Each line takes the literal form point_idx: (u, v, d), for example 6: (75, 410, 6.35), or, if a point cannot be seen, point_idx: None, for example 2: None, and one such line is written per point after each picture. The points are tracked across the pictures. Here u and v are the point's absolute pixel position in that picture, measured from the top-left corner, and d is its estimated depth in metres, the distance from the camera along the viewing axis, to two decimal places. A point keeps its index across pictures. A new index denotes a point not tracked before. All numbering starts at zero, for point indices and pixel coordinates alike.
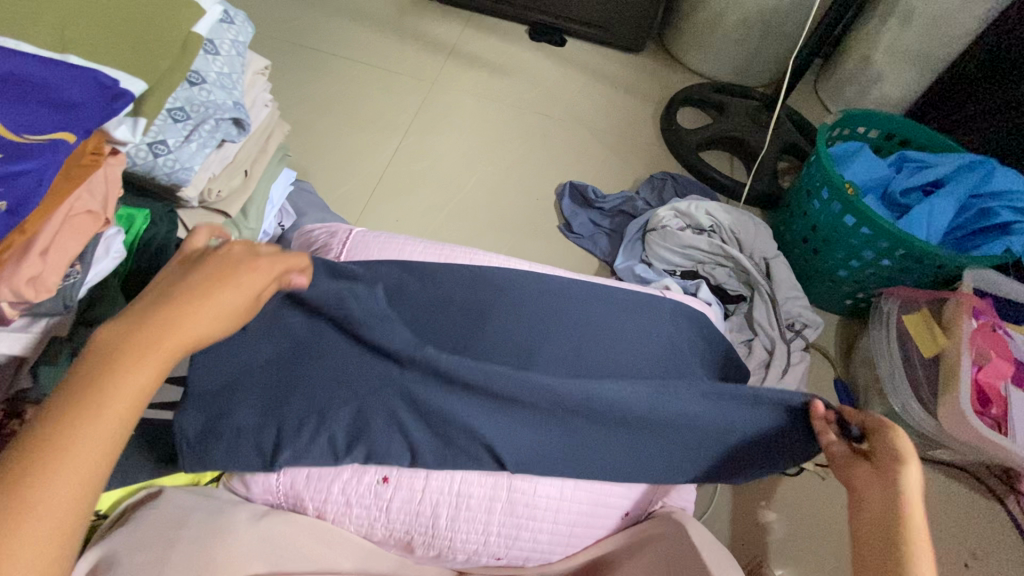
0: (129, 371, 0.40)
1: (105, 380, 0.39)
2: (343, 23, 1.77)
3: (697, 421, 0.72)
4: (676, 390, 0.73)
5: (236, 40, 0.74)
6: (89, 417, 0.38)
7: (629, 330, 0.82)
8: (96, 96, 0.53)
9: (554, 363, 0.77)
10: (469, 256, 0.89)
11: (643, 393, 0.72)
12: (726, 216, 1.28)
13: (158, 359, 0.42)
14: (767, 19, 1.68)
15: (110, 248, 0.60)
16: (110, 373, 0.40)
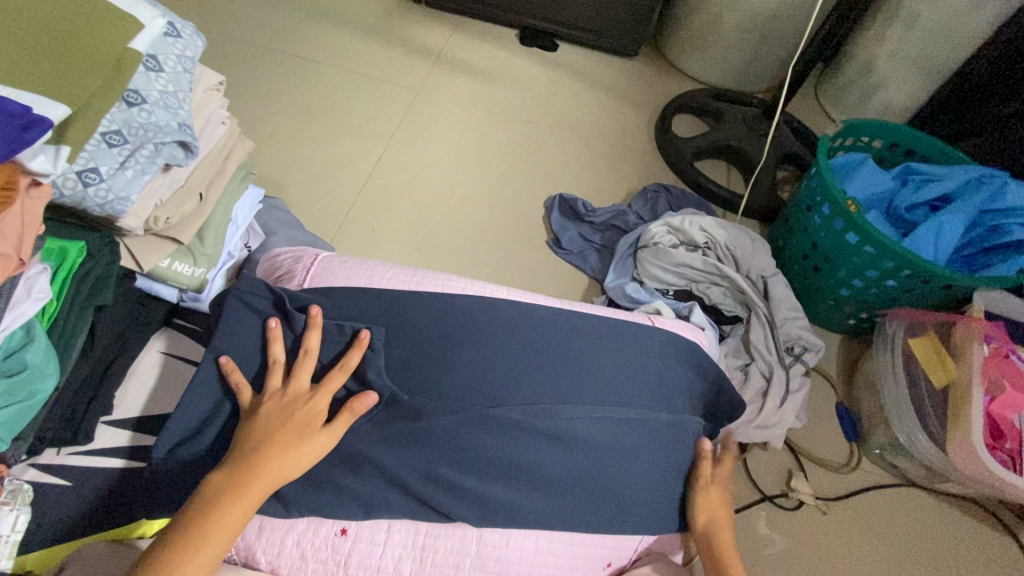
0: (229, 508, 0.58)
1: (215, 501, 0.58)
2: (326, 29, 1.71)
3: (652, 459, 0.72)
4: (639, 429, 0.72)
5: (183, 55, 0.68)
6: (200, 544, 0.56)
7: (613, 363, 0.75)
8: (3, 126, 0.47)
9: (527, 403, 0.70)
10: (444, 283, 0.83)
11: (605, 430, 0.71)
12: (722, 232, 1.22)
13: (250, 497, 0.60)
14: (765, 23, 1.62)
15: (32, 289, 0.56)
16: (218, 510, 0.58)
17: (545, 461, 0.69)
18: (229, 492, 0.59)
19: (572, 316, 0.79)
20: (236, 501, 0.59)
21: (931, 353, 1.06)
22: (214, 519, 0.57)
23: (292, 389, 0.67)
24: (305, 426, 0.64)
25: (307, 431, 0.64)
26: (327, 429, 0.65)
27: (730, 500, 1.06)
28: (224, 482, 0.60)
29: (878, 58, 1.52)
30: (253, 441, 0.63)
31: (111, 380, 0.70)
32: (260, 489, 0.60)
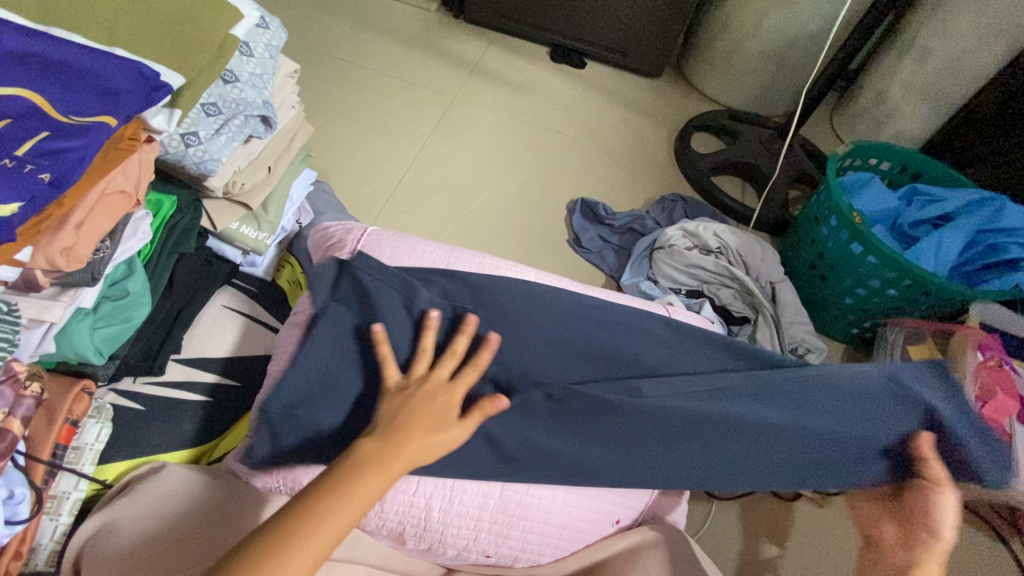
0: (368, 478, 0.56)
1: (349, 479, 0.56)
2: (372, 37, 1.84)
3: (812, 426, 0.69)
4: (771, 398, 0.70)
5: (270, 44, 0.79)
6: (337, 508, 0.54)
7: (699, 339, 0.75)
8: (137, 85, 0.56)
9: (614, 377, 0.72)
10: (481, 261, 0.92)
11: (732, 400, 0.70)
12: (734, 238, 1.30)
13: (387, 474, 0.58)
14: (784, 50, 1.72)
15: (138, 229, 0.65)
16: (359, 479, 0.56)
17: (631, 432, 0.71)
18: (376, 464, 0.57)
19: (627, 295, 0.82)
20: (377, 475, 0.57)
21: (930, 358, 1.11)
22: (354, 488, 0.56)
23: (431, 375, 0.65)
24: (441, 410, 0.62)
25: (444, 420, 0.62)
26: (461, 423, 0.63)
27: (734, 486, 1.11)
28: (368, 451, 0.59)
29: (890, 88, 1.61)
30: (393, 419, 0.61)
31: (182, 321, 0.80)
32: (398, 469, 0.58)
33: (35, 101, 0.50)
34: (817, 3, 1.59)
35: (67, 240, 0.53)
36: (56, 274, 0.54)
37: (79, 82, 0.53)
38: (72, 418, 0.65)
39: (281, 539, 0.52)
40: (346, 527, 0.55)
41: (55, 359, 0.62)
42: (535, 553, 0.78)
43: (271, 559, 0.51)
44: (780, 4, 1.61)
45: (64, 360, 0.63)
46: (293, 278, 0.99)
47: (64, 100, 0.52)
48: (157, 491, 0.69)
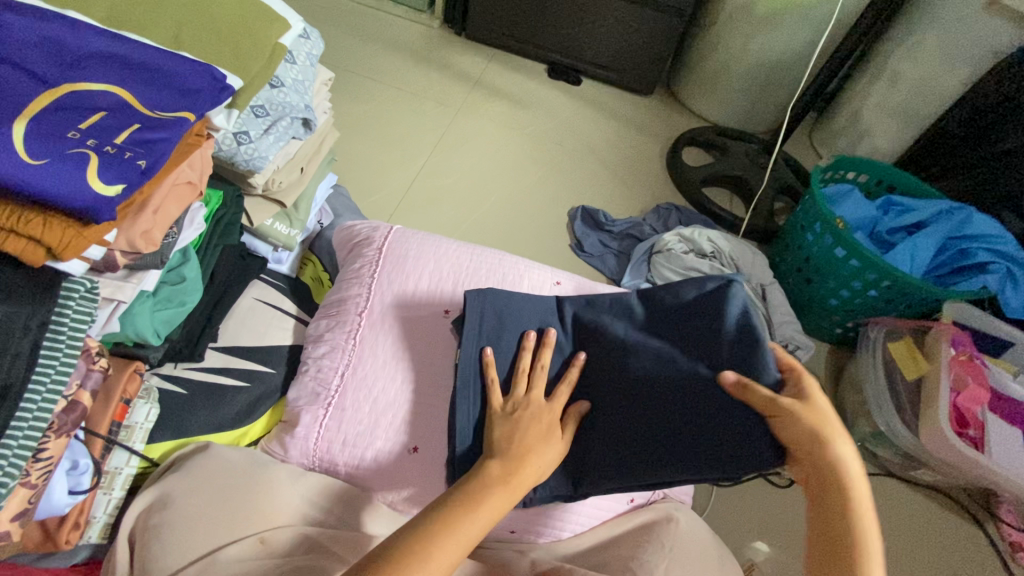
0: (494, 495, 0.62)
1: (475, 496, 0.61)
2: (378, 51, 1.92)
3: None
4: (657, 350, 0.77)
5: (310, 53, 0.85)
6: (454, 526, 0.58)
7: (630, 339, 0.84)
8: (210, 86, 0.62)
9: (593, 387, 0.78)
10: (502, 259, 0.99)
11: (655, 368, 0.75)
12: (727, 244, 1.39)
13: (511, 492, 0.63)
14: (768, 71, 1.84)
15: (194, 220, 0.69)
16: (483, 491, 0.61)
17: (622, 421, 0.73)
18: (502, 479, 0.63)
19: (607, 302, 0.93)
20: (503, 490, 0.63)
21: (908, 355, 1.21)
22: (477, 500, 0.60)
23: (533, 398, 0.73)
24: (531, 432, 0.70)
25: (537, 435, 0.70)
26: (562, 438, 0.71)
27: None
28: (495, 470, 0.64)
29: (865, 108, 1.74)
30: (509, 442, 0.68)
31: (220, 310, 0.84)
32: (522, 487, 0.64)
33: (123, 97, 0.55)
34: (799, 29, 1.71)
35: (146, 223, 0.57)
36: (132, 254, 0.59)
37: (161, 81, 0.59)
38: (126, 396, 0.69)
39: (423, 537, 0.56)
40: (465, 545, 0.58)
41: (115, 338, 0.66)
42: (556, 530, 0.82)
43: (419, 553, 0.55)
44: (765, 30, 1.73)
45: (125, 340, 0.66)
46: (316, 276, 1.08)
47: (149, 97, 0.57)
48: (198, 471, 0.71)
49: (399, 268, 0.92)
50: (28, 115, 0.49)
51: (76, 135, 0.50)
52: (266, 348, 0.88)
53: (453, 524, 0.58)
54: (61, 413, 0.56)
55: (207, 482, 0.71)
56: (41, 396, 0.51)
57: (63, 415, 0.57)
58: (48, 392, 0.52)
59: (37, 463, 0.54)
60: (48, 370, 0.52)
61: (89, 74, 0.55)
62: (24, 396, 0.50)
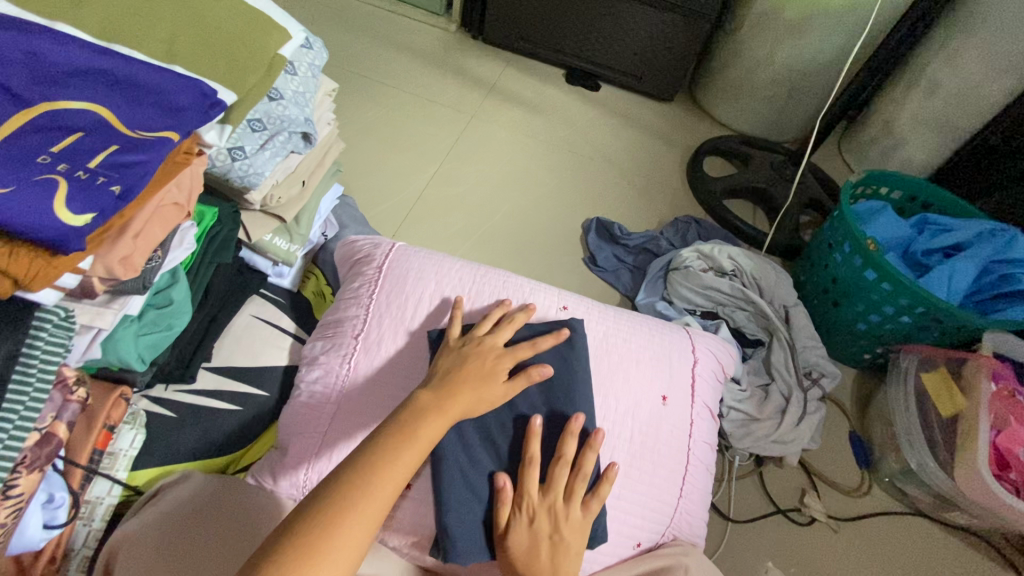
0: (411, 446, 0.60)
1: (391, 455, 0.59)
2: (394, 55, 1.89)
3: None
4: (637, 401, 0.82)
5: (313, 63, 0.82)
6: (365, 491, 0.55)
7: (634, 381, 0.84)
8: (198, 103, 0.59)
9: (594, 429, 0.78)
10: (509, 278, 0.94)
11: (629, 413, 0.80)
12: (749, 261, 1.32)
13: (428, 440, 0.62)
14: (794, 80, 1.76)
15: (184, 240, 0.66)
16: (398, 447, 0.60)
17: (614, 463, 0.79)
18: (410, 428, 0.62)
19: (618, 334, 0.89)
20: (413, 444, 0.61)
21: (942, 387, 1.12)
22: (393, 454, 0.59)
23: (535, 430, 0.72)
24: (490, 380, 0.71)
25: (490, 380, 0.71)
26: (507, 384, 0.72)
27: (746, 508, 1.12)
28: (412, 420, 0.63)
29: (898, 119, 1.66)
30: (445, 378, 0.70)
31: (213, 330, 0.81)
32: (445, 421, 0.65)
33: (102, 115, 0.52)
34: (829, 35, 1.63)
35: (125, 249, 0.54)
36: (111, 281, 0.56)
37: (145, 98, 0.56)
38: (110, 423, 0.66)
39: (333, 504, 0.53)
40: (379, 509, 0.55)
41: (98, 364, 0.63)
42: None
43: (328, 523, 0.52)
44: (793, 36, 1.66)
45: (108, 365, 0.64)
46: (318, 290, 1.05)
47: (132, 115, 0.54)
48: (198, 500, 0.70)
49: (398, 290, 0.88)
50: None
51: (46, 160, 0.47)
52: (260, 370, 0.84)
53: (371, 483, 0.56)
54: (32, 447, 0.54)
55: (203, 510, 0.69)
56: (6, 434, 0.48)
57: (36, 448, 0.54)
58: (15, 431, 0.49)
59: (7, 500, 0.52)
60: (15, 407, 0.49)
61: (67, 91, 0.52)
62: None
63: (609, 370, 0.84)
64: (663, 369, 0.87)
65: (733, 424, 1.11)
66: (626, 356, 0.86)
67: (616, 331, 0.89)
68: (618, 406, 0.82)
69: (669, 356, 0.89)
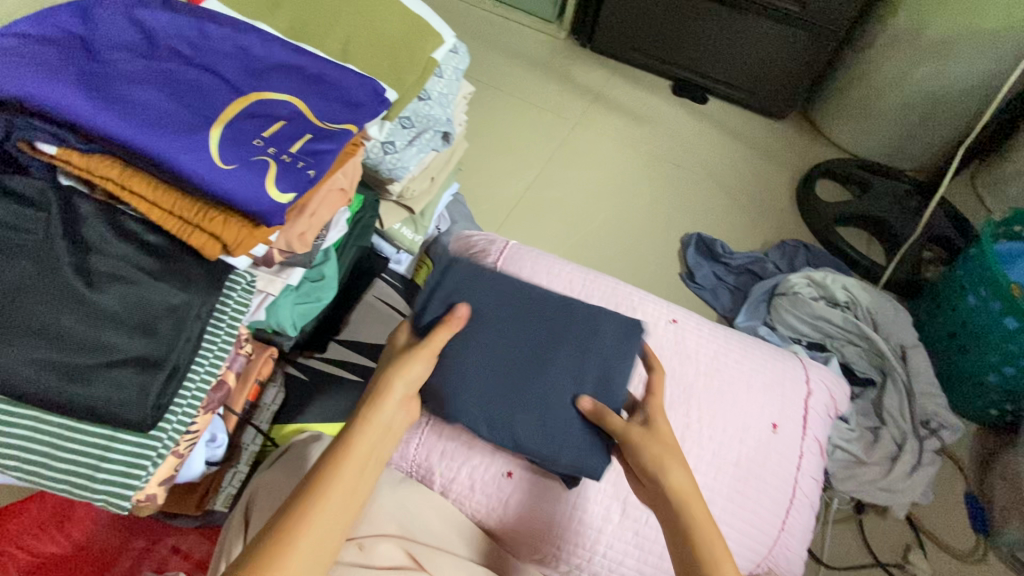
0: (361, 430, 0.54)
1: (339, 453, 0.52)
2: (505, 60, 1.95)
3: None
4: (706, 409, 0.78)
5: (457, 67, 0.86)
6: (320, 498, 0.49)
7: (742, 406, 0.83)
8: (372, 99, 0.65)
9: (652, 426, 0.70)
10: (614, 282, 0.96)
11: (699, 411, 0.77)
12: (865, 294, 1.24)
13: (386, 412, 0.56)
14: (929, 104, 1.63)
15: (339, 222, 0.73)
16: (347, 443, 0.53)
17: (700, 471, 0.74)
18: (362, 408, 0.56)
19: (727, 355, 0.88)
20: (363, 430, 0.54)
21: None
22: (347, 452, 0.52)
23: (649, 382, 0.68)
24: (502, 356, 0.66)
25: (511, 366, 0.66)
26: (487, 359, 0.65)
27: (842, 555, 1.05)
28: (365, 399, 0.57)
29: None
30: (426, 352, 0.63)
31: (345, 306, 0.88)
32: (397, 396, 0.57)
33: (298, 107, 0.59)
34: (977, 58, 1.50)
35: (301, 226, 0.61)
36: (287, 254, 0.63)
37: (331, 93, 0.62)
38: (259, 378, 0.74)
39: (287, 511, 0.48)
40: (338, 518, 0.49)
41: (258, 325, 0.71)
42: None
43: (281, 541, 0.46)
44: (934, 58, 1.54)
45: (266, 328, 0.71)
46: None
47: (320, 108, 0.61)
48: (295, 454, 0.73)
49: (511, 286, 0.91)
50: (223, 121, 0.53)
51: (259, 143, 0.54)
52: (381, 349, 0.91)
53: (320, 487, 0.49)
54: (211, 391, 0.61)
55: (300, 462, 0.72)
56: (198, 377, 0.56)
57: (213, 393, 0.62)
58: (205, 374, 0.57)
59: (187, 434, 0.59)
60: (207, 354, 0.57)
61: (272, 85, 0.59)
62: (186, 375, 0.55)
63: (719, 390, 0.84)
64: (773, 396, 0.85)
65: (837, 465, 1.05)
66: (735, 378, 0.86)
67: (726, 353, 0.88)
68: (725, 428, 0.81)
69: (780, 384, 0.87)
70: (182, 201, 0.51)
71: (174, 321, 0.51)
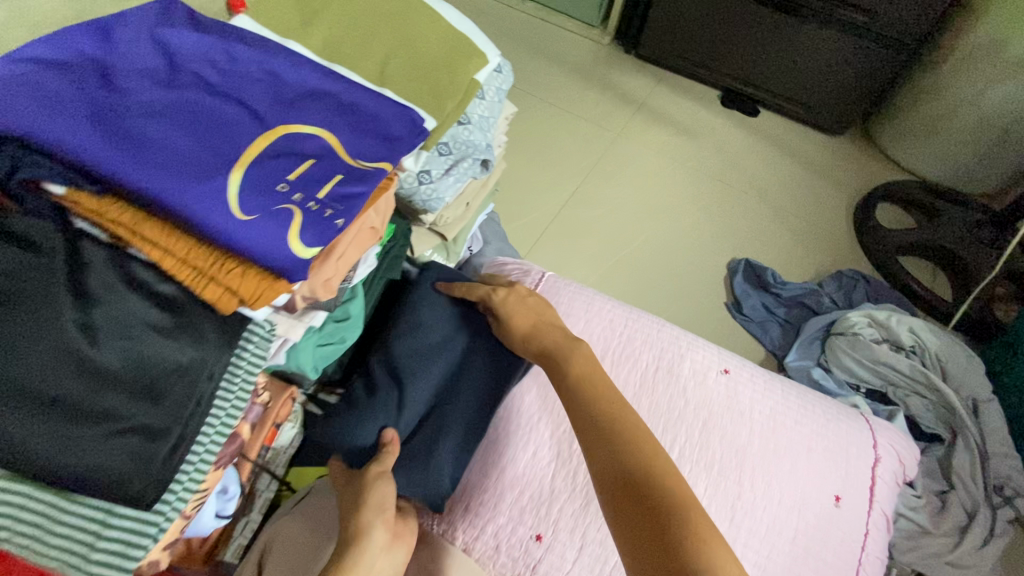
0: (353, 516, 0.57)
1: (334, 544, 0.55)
2: (545, 66, 1.87)
3: None
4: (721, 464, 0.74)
5: (499, 87, 0.81)
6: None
7: (800, 476, 0.75)
8: (409, 132, 0.59)
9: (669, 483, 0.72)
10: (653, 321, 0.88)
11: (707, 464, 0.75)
12: (933, 339, 1.13)
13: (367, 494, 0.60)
14: (1009, 126, 1.49)
15: (368, 258, 0.67)
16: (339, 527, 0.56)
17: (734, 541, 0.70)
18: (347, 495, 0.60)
19: (785, 416, 0.79)
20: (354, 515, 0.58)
21: None
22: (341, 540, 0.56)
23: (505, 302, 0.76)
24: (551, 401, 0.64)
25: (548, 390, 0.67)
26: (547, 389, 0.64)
27: None
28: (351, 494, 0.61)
29: None
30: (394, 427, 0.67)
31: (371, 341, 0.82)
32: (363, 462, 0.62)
33: (329, 142, 0.54)
34: None
35: (328, 271, 0.55)
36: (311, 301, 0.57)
37: (364, 126, 0.56)
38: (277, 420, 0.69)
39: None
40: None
41: (277, 368, 0.66)
42: None
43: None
44: (1019, 76, 1.40)
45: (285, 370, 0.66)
46: None
47: (354, 143, 0.55)
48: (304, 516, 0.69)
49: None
50: (244, 164, 0.47)
51: (284, 188, 0.49)
52: None
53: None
54: (224, 445, 0.57)
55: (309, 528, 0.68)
56: (208, 441, 0.51)
57: (225, 447, 0.57)
58: (215, 435, 0.52)
59: (196, 493, 0.54)
60: (219, 414, 0.52)
61: (301, 116, 0.54)
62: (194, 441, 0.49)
63: (775, 456, 0.76)
64: (834, 462, 0.77)
65: (901, 534, 0.94)
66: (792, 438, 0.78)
67: (783, 411, 0.79)
68: (781, 500, 0.73)
69: (843, 450, 0.78)
70: (198, 250, 0.46)
71: (183, 384, 0.47)
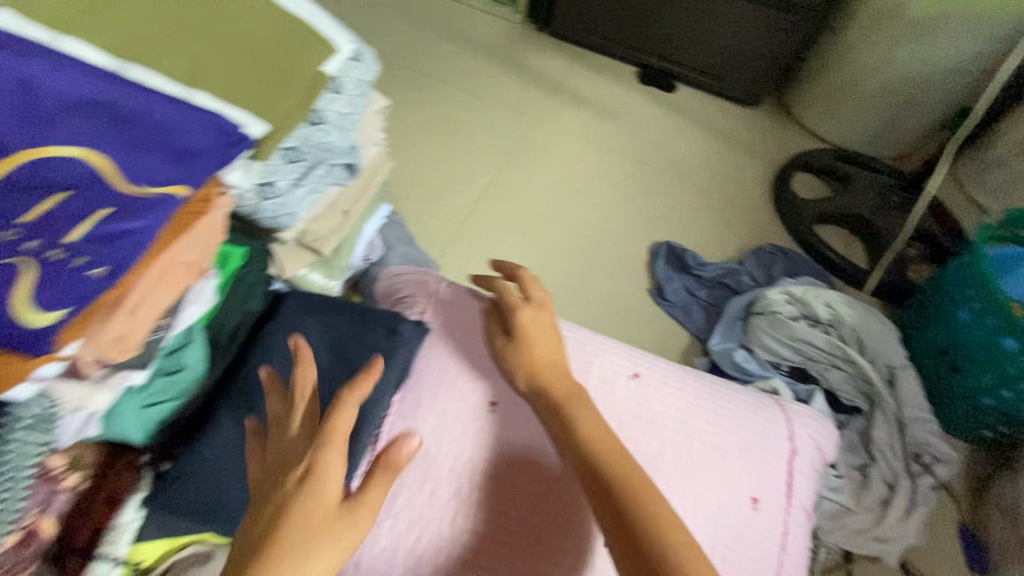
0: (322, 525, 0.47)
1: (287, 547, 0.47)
2: (453, 49, 1.75)
3: None
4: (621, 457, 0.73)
5: (360, 79, 0.70)
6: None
7: (716, 482, 0.71)
8: (216, 144, 0.50)
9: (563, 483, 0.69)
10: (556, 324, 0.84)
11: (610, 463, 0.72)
12: (848, 311, 1.13)
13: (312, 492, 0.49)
14: (910, 89, 1.51)
15: (202, 293, 0.57)
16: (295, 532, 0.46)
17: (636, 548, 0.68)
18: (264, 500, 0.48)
19: (698, 417, 0.75)
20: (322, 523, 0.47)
21: None
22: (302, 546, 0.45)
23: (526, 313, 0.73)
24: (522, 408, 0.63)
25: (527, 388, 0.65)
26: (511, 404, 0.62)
27: None
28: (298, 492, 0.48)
29: None
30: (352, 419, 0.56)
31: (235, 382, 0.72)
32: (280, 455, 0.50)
33: (94, 165, 0.42)
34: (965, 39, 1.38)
35: (119, 328, 0.46)
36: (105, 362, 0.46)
37: (150, 140, 0.45)
38: (107, 496, 0.58)
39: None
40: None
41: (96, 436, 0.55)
42: None
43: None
44: (916, 39, 1.42)
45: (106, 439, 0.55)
46: None
47: (133, 165, 0.44)
48: None
49: (441, 337, 0.80)
50: None
51: (11, 235, 0.38)
52: None
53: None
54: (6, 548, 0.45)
55: None
56: None
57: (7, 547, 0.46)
58: None
59: None
60: None
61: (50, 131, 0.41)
62: None
63: (689, 464, 0.71)
64: (745, 457, 0.74)
65: (824, 515, 0.94)
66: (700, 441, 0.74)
67: (698, 413, 0.75)
68: (698, 511, 0.69)
69: (760, 447, 0.75)
70: None
71: None
